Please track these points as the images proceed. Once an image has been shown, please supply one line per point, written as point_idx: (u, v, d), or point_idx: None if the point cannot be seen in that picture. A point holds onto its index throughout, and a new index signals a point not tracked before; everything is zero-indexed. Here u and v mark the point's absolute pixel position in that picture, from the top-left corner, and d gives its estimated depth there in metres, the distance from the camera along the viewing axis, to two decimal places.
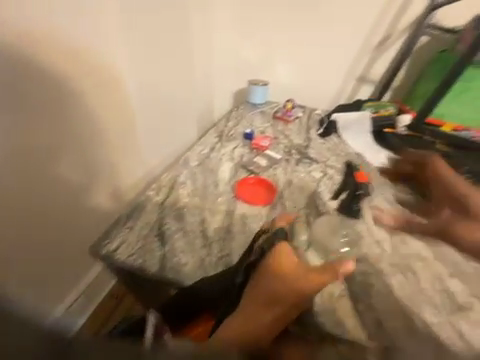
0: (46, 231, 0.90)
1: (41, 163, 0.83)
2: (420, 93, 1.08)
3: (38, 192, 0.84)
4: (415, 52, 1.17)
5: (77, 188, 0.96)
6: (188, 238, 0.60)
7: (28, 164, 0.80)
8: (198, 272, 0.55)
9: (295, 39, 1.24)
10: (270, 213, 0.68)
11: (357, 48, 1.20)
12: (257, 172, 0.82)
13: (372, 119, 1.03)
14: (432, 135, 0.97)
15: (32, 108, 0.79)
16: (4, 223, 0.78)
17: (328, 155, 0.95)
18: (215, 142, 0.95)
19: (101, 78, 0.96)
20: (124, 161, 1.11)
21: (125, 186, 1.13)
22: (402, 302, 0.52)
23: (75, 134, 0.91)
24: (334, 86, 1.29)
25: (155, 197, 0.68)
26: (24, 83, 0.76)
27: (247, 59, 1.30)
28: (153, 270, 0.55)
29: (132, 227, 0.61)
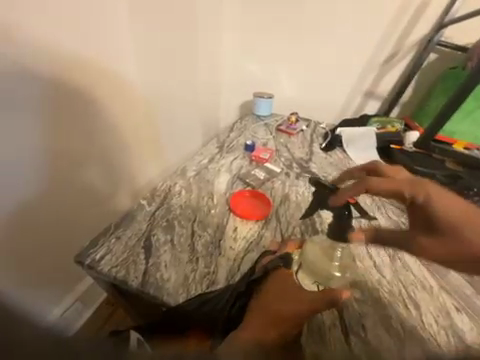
0: (74, 229, 0.98)
1: (74, 168, 0.91)
2: (430, 110, 1.05)
3: (69, 194, 0.92)
4: (423, 69, 1.14)
5: (103, 190, 1.03)
6: (174, 252, 0.58)
7: (64, 168, 0.88)
8: (180, 290, 0.53)
9: (301, 53, 1.24)
10: (264, 228, 0.66)
11: (363, 64, 1.19)
12: (255, 185, 0.80)
13: (377, 135, 1.01)
14: (441, 153, 0.94)
15: (74, 119, 0.87)
16: (40, 221, 0.86)
17: (329, 170, 0.92)
18: (214, 153, 0.94)
19: (126, 88, 1.00)
20: (141, 166, 1.16)
21: (139, 187, 1.19)
22: (399, 337, 0.48)
23: (104, 144, 0.98)
24: (339, 100, 1.28)
25: (148, 207, 0.68)
26: (72, 96, 0.84)
27: (254, 73, 1.32)
28: (134, 285, 0.52)
29: (120, 237, 0.60)
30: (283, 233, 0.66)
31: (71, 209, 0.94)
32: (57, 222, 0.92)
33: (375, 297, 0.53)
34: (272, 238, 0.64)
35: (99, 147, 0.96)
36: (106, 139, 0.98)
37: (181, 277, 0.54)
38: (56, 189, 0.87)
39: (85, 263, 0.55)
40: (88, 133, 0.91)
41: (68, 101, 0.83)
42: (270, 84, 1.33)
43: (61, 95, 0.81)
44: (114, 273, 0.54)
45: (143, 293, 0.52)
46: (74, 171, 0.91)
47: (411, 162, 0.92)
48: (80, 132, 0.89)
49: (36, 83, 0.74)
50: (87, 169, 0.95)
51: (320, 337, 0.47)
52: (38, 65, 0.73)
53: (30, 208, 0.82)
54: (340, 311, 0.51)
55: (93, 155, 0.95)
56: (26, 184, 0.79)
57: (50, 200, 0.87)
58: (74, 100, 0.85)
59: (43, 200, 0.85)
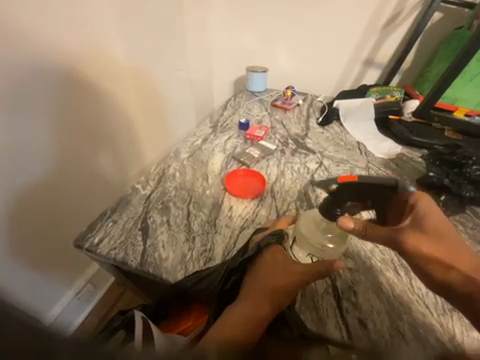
0: (90, 212, 1.07)
1: (85, 156, 0.97)
2: (431, 76, 1.00)
3: (82, 182, 0.99)
4: (426, 31, 1.06)
5: (111, 175, 1.11)
6: (171, 232, 0.59)
7: (77, 158, 0.95)
8: (179, 267, 0.54)
9: (296, 20, 1.15)
10: (259, 206, 0.67)
11: (362, 28, 1.10)
12: (249, 164, 0.79)
13: (375, 106, 0.97)
14: (441, 122, 0.91)
15: (78, 109, 0.90)
16: (62, 209, 0.94)
17: (325, 144, 0.91)
18: (208, 133, 0.92)
19: (117, 73, 1.01)
20: (143, 148, 1.22)
21: (139, 170, 1.24)
22: (389, 301, 0.50)
23: (109, 131, 1.04)
24: (337, 71, 1.22)
25: (143, 191, 0.68)
26: (73, 87, 0.86)
27: (247, 46, 1.26)
28: (133, 266, 0.54)
29: (116, 221, 0.61)
30: (279, 209, 0.66)
31: (78, 197, 0.99)
32: (77, 208, 1.00)
33: (367, 265, 0.55)
34: (268, 215, 0.65)
35: (100, 138, 1.01)
36: (105, 130, 1.02)
37: (178, 256, 0.56)
38: (63, 177, 0.92)
39: (84, 247, 0.56)
40: (87, 124, 0.94)
41: (70, 92, 0.86)
42: (264, 58, 1.27)
43: (66, 86, 0.83)
44: (113, 255, 0.55)
45: (143, 272, 0.53)
46: (80, 160, 0.96)
47: (409, 132, 0.90)
48: (81, 123, 0.92)
49: (42, 73, 0.76)
50: (92, 158, 1.00)
51: (313, 305, 0.50)
52: (41, 55, 0.74)
53: (54, 196, 0.90)
54: (333, 279, 0.53)
55: (96, 145, 1.00)
56: (37, 173, 0.83)
57: (68, 189, 0.95)
58: (76, 91, 0.87)
59: (64, 188, 0.93)
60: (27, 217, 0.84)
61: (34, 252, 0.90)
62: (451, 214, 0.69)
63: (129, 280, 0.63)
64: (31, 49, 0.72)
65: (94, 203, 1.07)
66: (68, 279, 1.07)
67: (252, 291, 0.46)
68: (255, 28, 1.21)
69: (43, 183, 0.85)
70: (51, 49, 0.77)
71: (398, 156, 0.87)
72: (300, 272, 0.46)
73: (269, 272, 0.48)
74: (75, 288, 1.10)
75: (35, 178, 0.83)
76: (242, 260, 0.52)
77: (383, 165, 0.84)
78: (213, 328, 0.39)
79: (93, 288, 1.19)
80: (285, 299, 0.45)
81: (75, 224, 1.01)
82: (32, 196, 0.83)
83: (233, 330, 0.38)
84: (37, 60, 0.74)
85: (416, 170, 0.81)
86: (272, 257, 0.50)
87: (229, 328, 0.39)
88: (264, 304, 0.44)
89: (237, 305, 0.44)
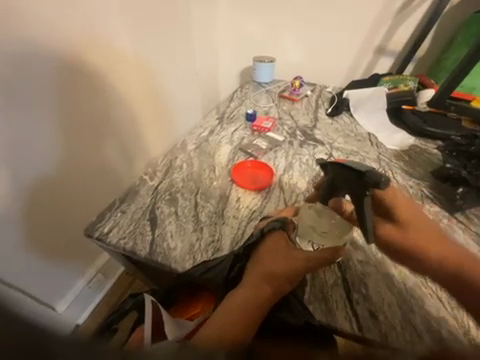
0: (99, 204, 1.07)
1: (91, 148, 0.97)
2: (448, 64, 0.95)
3: (87, 174, 0.99)
4: (444, 15, 1.01)
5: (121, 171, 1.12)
6: (179, 223, 0.60)
7: (81, 149, 0.94)
8: (187, 257, 0.54)
9: (306, 7, 1.11)
10: (267, 198, 0.66)
11: (376, 14, 1.05)
12: (257, 156, 0.78)
13: (387, 95, 0.93)
14: (457, 111, 0.87)
15: (83, 99, 0.89)
16: (69, 200, 0.95)
17: (335, 136, 0.88)
18: (215, 124, 0.91)
19: (127, 67, 0.98)
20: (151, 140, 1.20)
21: None
22: (400, 294, 0.50)
23: (116, 123, 1.03)
24: (348, 59, 1.17)
25: (150, 182, 0.68)
26: (75, 75, 0.85)
27: (253, 35, 1.22)
28: (142, 255, 0.54)
29: (125, 212, 0.61)
30: (287, 201, 0.65)
31: (84, 190, 1.00)
32: (83, 200, 1.00)
33: (378, 258, 0.54)
34: (276, 207, 0.64)
35: (109, 131, 1.01)
36: (113, 122, 1.01)
37: (186, 246, 0.56)
38: (71, 170, 0.93)
39: (94, 236, 0.57)
40: (94, 115, 0.94)
41: (73, 84, 0.85)
42: (271, 48, 1.23)
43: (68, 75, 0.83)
44: (122, 245, 0.56)
45: (152, 261, 0.54)
46: (87, 152, 0.96)
47: (423, 123, 0.86)
48: (86, 115, 0.92)
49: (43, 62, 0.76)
50: (99, 150, 1.00)
51: (322, 297, 0.49)
52: (44, 45, 0.75)
53: (59, 186, 0.91)
54: (342, 271, 0.52)
55: (102, 139, 1.00)
56: (47, 165, 0.85)
57: (74, 180, 0.95)
58: (82, 84, 0.87)
59: (69, 179, 0.94)
60: (36, 209, 0.87)
61: (45, 242, 0.93)
62: (468, 208, 0.65)
63: (139, 269, 0.63)
64: (33, 39, 0.72)
65: (102, 194, 1.07)
66: (79, 270, 1.10)
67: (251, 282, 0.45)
68: (261, 16, 1.18)
69: (47, 176, 0.86)
70: (55, 38, 0.77)
71: (411, 147, 0.84)
72: (299, 261, 0.45)
73: (268, 260, 0.46)
74: (86, 278, 1.13)
75: (39, 171, 0.84)
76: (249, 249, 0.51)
77: (396, 156, 0.81)
78: (209, 321, 0.39)
79: (103, 278, 1.22)
80: (285, 286, 0.45)
81: (83, 217, 1.02)
82: (40, 188, 0.85)
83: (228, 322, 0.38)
84: (38, 50, 0.74)
85: (432, 163, 0.78)
86: (272, 246, 0.48)
87: (226, 320, 0.39)
88: (263, 292, 0.44)
89: (235, 296, 0.43)
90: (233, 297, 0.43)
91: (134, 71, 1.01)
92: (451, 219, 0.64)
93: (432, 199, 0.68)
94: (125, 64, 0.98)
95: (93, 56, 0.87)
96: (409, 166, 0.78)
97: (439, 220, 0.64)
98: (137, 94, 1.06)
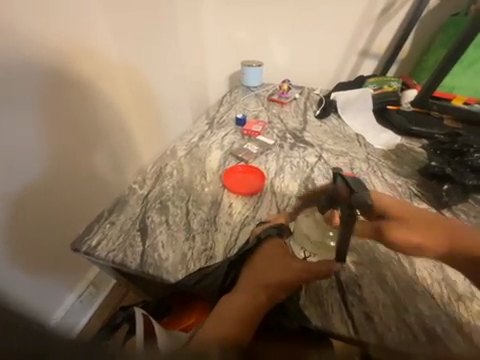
0: (88, 214, 1.04)
1: (80, 156, 0.95)
2: (429, 64, 0.99)
3: (76, 184, 0.96)
4: (422, 19, 1.05)
5: (110, 180, 1.09)
6: (171, 232, 0.58)
7: (69, 158, 0.91)
8: (179, 267, 0.53)
9: (291, 12, 1.13)
10: (259, 202, 0.66)
11: (358, 19, 1.09)
12: (248, 160, 0.78)
13: (373, 96, 0.96)
14: (439, 110, 0.90)
15: (71, 106, 0.87)
16: (56, 211, 0.92)
17: (324, 137, 0.89)
18: (205, 130, 0.90)
19: (115, 73, 0.98)
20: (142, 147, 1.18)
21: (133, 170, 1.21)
22: (394, 293, 0.50)
23: (105, 131, 1.01)
24: (333, 62, 1.20)
25: (140, 190, 0.67)
26: (63, 81, 0.83)
27: (240, 40, 1.23)
28: (132, 267, 0.53)
29: (113, 223, 0.59)
30: (279, 205, 0.65)
31: (72, 199, 0.96)
32: (71, 210, 0.97)
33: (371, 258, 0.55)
34: (268, 211, 0.64)
35: (98, 139, 0.99)
36: (102, 130, 1.00)
37: (178, 256, 0.55)
38: (60, 180, 0.90)
39: (81, 250, 0.55)
40: (82, 123, 0.92)
41: (60, 91, 0.83)
42: (259, 52, 1.24)
43: (56, 82, 0.81)
44: (112, 258, 0.54)
45: (143, 273, 0.52)
46: (74, 161, 0.93)
47: (408, 122, 0.89)
48: (73, 123, 0.90)
49: (30, 69, 0.74)
50: (88, 159, 0.98)
51: (318, 301, 0.49)
52: (28, 51, 0.73)
53: (46, 197, 0.88)
54: (337, 273, 0.52)
55: (91, 147, 0.98)
56: (33, 175, 0.82)
57: (61, 190, 0.92)
58: (70, 90, 0.86)
59: (57, 189, 0.90)
60: (23, 221, 0.83)
61: (33, 255, 0.89)
62: (454, 204, 0.67)
63: (131, 281, 0.62)
64: (19, 46, 0.71)
65: (91, 204, 1.04)
66: (69, 284, 1.05)
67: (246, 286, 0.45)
68: (248, 21, 1.18)
69: (32, 185, 0.83)
70: (40, 44, 0.75)
71: (398, 146, 0.86)
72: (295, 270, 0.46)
73: (264, 265, 0.47)
74: (76, 291, 1.09)
75: (24, 180, 0.80)
76: (243, 255, 0.51)
77: (383, 155, 0.83)
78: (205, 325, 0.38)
79: (95, 291, 1.17)
80: (278, 293, 0.45)
81: (71, 228, 0.99)
82: (26, 199, 0.82)
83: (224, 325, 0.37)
84: (22, 57, 0.72)
85: (418, 161, 0.80)
86: (269, 253, 0.49)
87: (219, 323, 0.38)
88: (258, 298, 0.43)
89: (229, 300, 0.43)
90: (228, 301, 0.43)
91: (122, 77, 1.00)
92: (438, 216, 0.66)
93: (420, 196, 0.70)
94: (114, 71, 0.97)
95: (80, 63, 0.86)
96: (397, 164, 0.79)
97: None
98: (125, 100, 1.04)
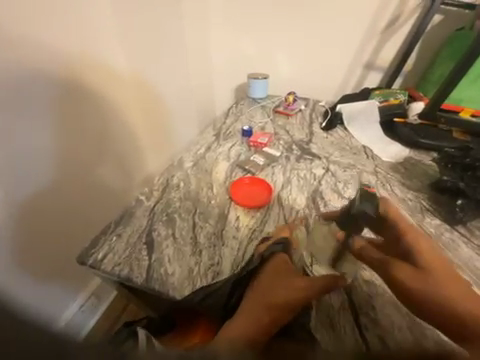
0: (93, 221, 1.07)
1: (87, 164, 0.99)
2: (435, 78, 0.99)
3: (82, 192, 1.00)
4: (427, 33, 1.06)
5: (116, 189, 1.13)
6: (177, 246, 0.58)
7: (76, 166, 0.96)
8: (185, 283, 0.52)
9: (296, 27, 1.16)
10: (266, 216, 0.65)
11: (362, 34, 1.11)
12: (254, 172, 0.78)
13: (380, 109, 0.95)
14: (448, 123, 0.89)
15: (81, 115, 0.94)
16: (63, 217, 0.95)
17: (331, 149, 0.89)
18: (211, 141, 0.91)
19: (119, 84, 1.05)
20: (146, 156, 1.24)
21: (138, 180, 1.22)
22: (410, 315, 0.48)
23: (111, 140, 1.07)
24: (338, 75, 1.21)
25: (147, 202, 0.67)
26: (76, 91, 0.90)
27: (246, 54, 1.25)
28: (139, 282, 0.52)
29: (120, 235, 0.59)
30: (287, 219, 0.64)
31: (79, 206, 0.99)
32: (76, 217, 0.99)
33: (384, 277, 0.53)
34: (276, 225, 0.63)
35: (103, 147, 1.04)
36: (108, 138, 1.06)
37: (185, 271, 0.54)
38: (67, 187, 0.94)
39: (87, 263, 0.55)
40: (90, 131, 0.98)
41: (72, 100, 0.90)
42: (264, 64, 1.26)
43: (69, 91, 0.88)
44: (117, 272, 0.53)
45: (149, 289, 0.51)
46: (83, 169, 0.98)
47: (416, 135, 0.88)
48: (83, 132, 0.95)
49: (46, 80, 0.81)
50: (95, 168, 1.03)
51: (329, 322, 0.48)
52: (46, 66, 0.80)
53: (54, 203, 0.91)
54: (348, 294, 0.51)
55: (98, 155, 1.03)
56: (43, 181, 0.86)
57: (69, 197, 0.95)
58: (80, 100, 0.92)
59: (64, 196, 0.94)
60: (31, 226, 0.85)
61: (40, 262, 0.90)
62: (469, 220, 0.65)
63: (136, 295, 0.61)
64: (39, 60, 0.78)
65: (96, 211, 1.07)
66: (71, 293, 1.04)
67: (254, 303, 0.44)
68: (252, 35, 1.21)
69: (44, 190, 0.87)
70: (55, 59, 0.82)
71: (406, 159, 0.85)
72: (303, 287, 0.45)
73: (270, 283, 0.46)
74: (78, 301, 1.08)
75: (36, 185, 0.84)
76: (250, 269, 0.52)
77: (392, 168, 0.82)
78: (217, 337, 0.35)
79: (97, 301, 1.15)
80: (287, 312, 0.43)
81: (77, 236, 1.01)
82: (36, 205, 0.85)
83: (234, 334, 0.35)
84: (39, 71, 0.78)
85: (428, 174, 0.79)
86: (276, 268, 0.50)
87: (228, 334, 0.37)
88: (263, 318, 0.41)
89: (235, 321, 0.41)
90: (235, 322, 0.41)
91: (127, 87, 1.09)
92: (453, 232, 0.64)
93: (431, 211, 0.68)
94: (118, 81, 1.05)
95: (90, 75, 0.94)
96: (406, 177, 0.78)
97: (442, 233, 0.63)
98: (127, 110, 1.12)
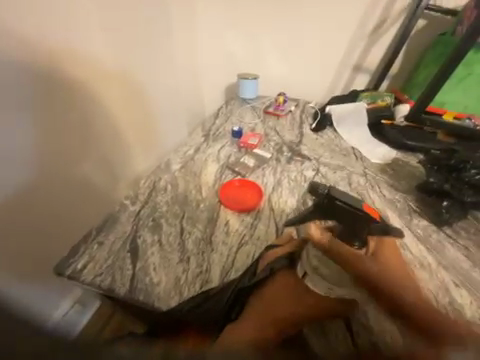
0: (77, 225, 0.99)
1: (69, 163, 0.89)
2: (420, 81, 1.01)
3: (64, 194, 0.91)
4: (412, 37, 1.09)
5: (103, 191, 1.05)
6: (164, 253, 0.55)
7: (57, 166, 0.86)
8: (172, 292, 0.50)
9: (286, 28, 1.15)
10: (257, 219, 0.63)
11: (351, 36, 1.12)
12: (245, 174, 0.76)
13: (368, 111, 0.96)
14: (433, 125, 0.91)
15: (62, 107, 0.82)
16: (43, 222, 0.87)
17: (321, 151, 0.89)
18: (200, 142, 0.88)
19: (107, 73, 0.93)
20: (137, 154, 1.16)
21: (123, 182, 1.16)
22: None
23: (98, 135, 0.96)
24: (328, 77, 1.22)
25: (132, 206, 0.64)
26: (56, 81, 0.79)
27: (237, 53, 1.23)
28: (121, 293, 0.49)
29: (102, 243, 0.56)
30: (278, 222, 0.63)
31: (60, 210, 0.91)
32: (57, 222, 0.91)
33: None
34: (267, 228, 0.62)
35: (89, 143, 0.94)
36: (94, 134, 0.95)
37: (172, 280, 0.51)
38: (48, 188, 0.85)
39: (65, 274, 0.51)
40: (74, 125, 0.87)
41: (53, 90, 0.79)
42: (254, 64, 1.25)
43: (50, 82, 0.77)
44: (99, 282, 0.50)
45: (132, 300, 0.49)
46: (63, 173, 0.88)
47: (403, 137, 0.90)
48: (65, 132, 0.86)
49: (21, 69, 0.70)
50: (78, 166, 0.93)
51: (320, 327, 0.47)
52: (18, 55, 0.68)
53: (33, 207, 0.83)
54: None
55: (82, 153, 0.93)
56: (20, 184, 0.77)
57: (50, 200, 0.87)
58: (63, 91, 0.82)
59: (46, 199, 0.86)
60: (7, 233, 0.78)
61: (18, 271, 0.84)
62: (454, 220, 0.67)
63: (121, 306, 0.57)
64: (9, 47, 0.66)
65: (79, 214, 0.99)
66: (52, 302, 0.98)
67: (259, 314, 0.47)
68: (243, 34, 1.19)
69: (17, 198, 0.78)
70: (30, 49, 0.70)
71: (394, 161, 0.86)
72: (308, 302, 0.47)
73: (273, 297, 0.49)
74: (60, 311, 1.02)
75: (13, 189, 0.76)
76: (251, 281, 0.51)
77: (380, 170, 0.83)
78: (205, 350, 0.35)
79: (82, 309, 1.09)
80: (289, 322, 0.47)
81: (55, 245, 0.93)
82: (12, 209, 0.77)
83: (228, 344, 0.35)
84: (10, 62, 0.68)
85: (415, 175, 0.81)
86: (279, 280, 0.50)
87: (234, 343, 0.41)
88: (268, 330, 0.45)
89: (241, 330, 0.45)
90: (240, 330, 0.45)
91: (114, 76, 0.95)
92: (440, 234, 0.65)
93: (418, 212, 0.69)
94: (108, 69, 0.93)
95: (74, 62, 0.82)
96: (393, 178, 0.79)
97: (430, 235, 0.64)
98: (114, 103, 0.99)
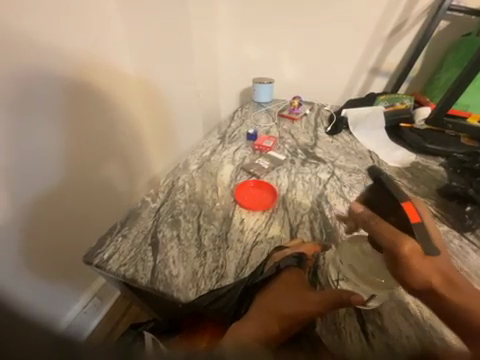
0: (99, 223, 1.10)
1: (95, 167, 1.03)
2: (442, 83, 0.98)
3: (89, 193, 1.03)
4: (433, 38, 1.06)
5: (122, 193, 1.19)
6: (182, 247, 0.58)
7: (84, 168, 0.99)
8: (190, 285, 0.52)
9: (301, 33, 1.16)
10: (270, 219, 0.64)
11: (368, 39, 1.11)
12: (259, 175, 0.78)
13: (385, 114, 0.95)
14: (456, 129, 0.88)
15: (88, 117, 0.97)
16: (70, 218, 0.97)
17: (336, 154, 0.89)
18: (217, 144, 0.91)
19: (129, 89, 1.13)
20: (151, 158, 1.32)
21: (140, 184, 1.29)
22: (418, 323, 0.48)
23: (117, 140, 1.13)
24: (344, 80, 1.21)
25: (152, 203, 0.67)
26: (85, 92, 0.94)
27: (252, 58, 1.26)
28: (143, 283, 0.52)
29: (125, 236, 0.60)
30: (292, 222, 0.64)
31: (85, 208, 1.02)
32: (81, 219, 1.01)
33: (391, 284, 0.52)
34: (281, 228, 0.63)
35: (109, 150, 1.09)
36: (113, 144, 1.11)
37: (189, 273, 0.54)
38: (76, 187, 0.97)
39: (93, 263, 0.55)
40: (96, 131, 1.01)
41: (84, 102, 0.95)
42: (268, 69, 1.27)
43: (80, 94, 0.92)
44: (123, 272, 0.54)
45: (153, 290, 0.52)
46: (86, 173, 1.00)
47: (424, 141, 0.87)
48: (86, 136, 0.98)
49: (55, 82, 0.83)
50: (101, 168, 1.07)
51: (335, 328, 0.48)
52: (49, 74, 0.81)
53: (61, 204, 0.93)
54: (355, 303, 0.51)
55: (108, 158, 1.09)
56: (53, 182, 0.88)
57: (76, 198, 0.98)
58: (90, 103, 0.97)
59: (72, 196, 0.97)
60: (39, 227, 0.87)
61: (47, 261, 0.92)
62: (479, 227, 0.64)
63: (140, 297, 0.61)
64: (40, 63, 0.78)
65: (100, 213, 1.10)
66: (74, 293, 1.05)
67: (263, 309, 0.44)
68: (258, 40, 1.22)
69: (51, 197, 0.89)
70: (56, 66, 0.83)
71: (413, 164, 0.84)
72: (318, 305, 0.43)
73: (281, 295, 0.46)
74: (80, 303, 1.07)
75: (48, 187, 0.87)
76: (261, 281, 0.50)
77: (399, 174, 0.81)
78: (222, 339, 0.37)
79: (100, 302, 1.14)
80: (292, 323, 0.42)
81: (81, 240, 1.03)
82: (45, 204, 0.87)
83: (240, 337, 0.37)
84: (41, 79, 0.79)
85: (436, 180, 0.78)
86: (287, 279, 0.49)
87: (236, 335, 0.38)
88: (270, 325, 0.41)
89: (242, 325, 0.41)
90: (242, 325, 0.41)
91: (134, 90, 1.15)
92: (461, 239, 0.62)
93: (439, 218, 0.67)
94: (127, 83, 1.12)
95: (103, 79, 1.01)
96: (412, 182, 0.77)
97: (450, 240, 0.62)
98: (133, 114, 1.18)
